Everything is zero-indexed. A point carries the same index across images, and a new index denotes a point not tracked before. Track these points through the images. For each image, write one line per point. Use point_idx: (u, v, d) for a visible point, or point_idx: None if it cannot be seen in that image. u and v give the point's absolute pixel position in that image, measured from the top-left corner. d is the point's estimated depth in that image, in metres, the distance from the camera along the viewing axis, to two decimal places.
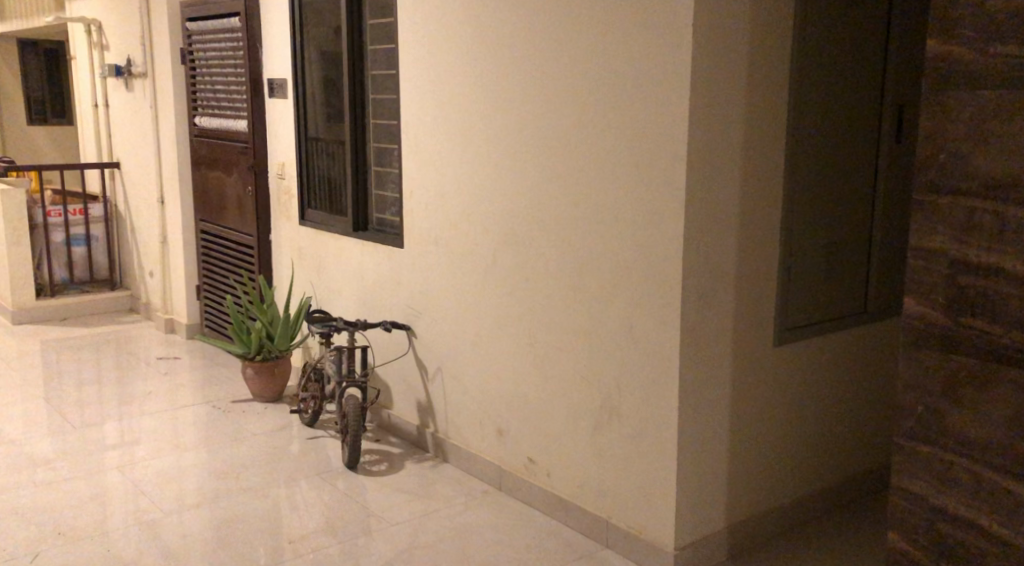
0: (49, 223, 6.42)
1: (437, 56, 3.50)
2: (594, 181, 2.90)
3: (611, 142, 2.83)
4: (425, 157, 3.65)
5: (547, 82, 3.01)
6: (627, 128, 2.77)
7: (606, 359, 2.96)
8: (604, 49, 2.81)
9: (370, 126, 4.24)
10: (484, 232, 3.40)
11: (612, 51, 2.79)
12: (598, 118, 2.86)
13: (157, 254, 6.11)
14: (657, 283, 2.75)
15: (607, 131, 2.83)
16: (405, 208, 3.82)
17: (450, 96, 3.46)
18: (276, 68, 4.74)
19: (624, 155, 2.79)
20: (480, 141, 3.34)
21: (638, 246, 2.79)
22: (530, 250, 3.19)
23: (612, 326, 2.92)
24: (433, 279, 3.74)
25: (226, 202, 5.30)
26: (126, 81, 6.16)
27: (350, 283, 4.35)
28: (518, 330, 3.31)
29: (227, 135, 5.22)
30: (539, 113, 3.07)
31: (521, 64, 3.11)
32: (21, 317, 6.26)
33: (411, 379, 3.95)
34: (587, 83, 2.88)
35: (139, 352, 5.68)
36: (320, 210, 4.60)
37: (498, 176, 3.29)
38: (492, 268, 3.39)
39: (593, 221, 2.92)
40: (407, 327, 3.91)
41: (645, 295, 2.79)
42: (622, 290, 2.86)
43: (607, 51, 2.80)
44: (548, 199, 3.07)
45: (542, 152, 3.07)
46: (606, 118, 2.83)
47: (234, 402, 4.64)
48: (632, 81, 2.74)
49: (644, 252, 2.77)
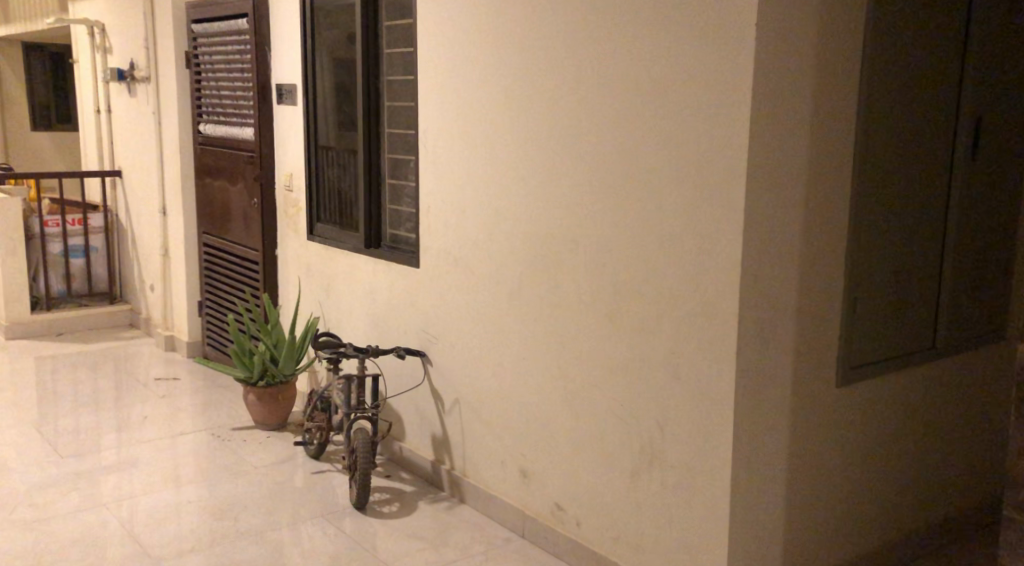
0: (47, 234, 6.15)
1: (460, 61, 3.20)
2: (637, 200, 2.59)
3: (657, 156, 2.52)
4: (445, 172, 3.35)
5: (584, 90, 2.71)
6: (676, 141, 2.46)
7: (648, 399, 2.64)
8: (650, 53, 2.50)
9: (385, 135, 3.94)
10: (510, 254, 3.09)
11: (659, 56, 2.48)
12: (643, 129, 2.55)
13: (159, 268, 5.82)
14: (709, 316, 2.43)
15: (653, 145, 2.52)
16: (423, 226, 3.51)
17: (475, 104, 3.16)
18: (285, 74, 4.45)
19: (672, 172, 2.48)
20: (507, 152, 3.04)
21: (688, 273, 2.47)
22: (561, 275, 2.88)
23: (655, 361, 2.60)
24: (453, 303, 3.43)
25: (231, 215, 5.01)
26: (129, 87, 5.89)
27: (361, 304, 4.04)
28: (547, 361, 3.00)
29: (232, 143, 4.93)
30: (574, 123, 2.76)
31: (554, 70, 2.81)
32: (14, 332, 5.97)
33: (426, 411, 3.63)
34: (629, 90, 2.57)
35: (136, 372, 5.38)
36: (329, 224, 4.29)
37: (526, 193, 2.98)
38: (517, 294, 3.09)
39: (635, 244, 2.61)
40: (422, 354, 3.60)
41: (695, 329, 2.47)
42: (668, 322, 2.54)
43: (654, 55, 2.50)
44: (585, 218, 2.76)
45: (576, 167, 2.77)
46: (651, 130, 2.53)
47: (235, 430, 4.33)
48: (683, 88, 2.43)
49: (693, 281, 2.46)
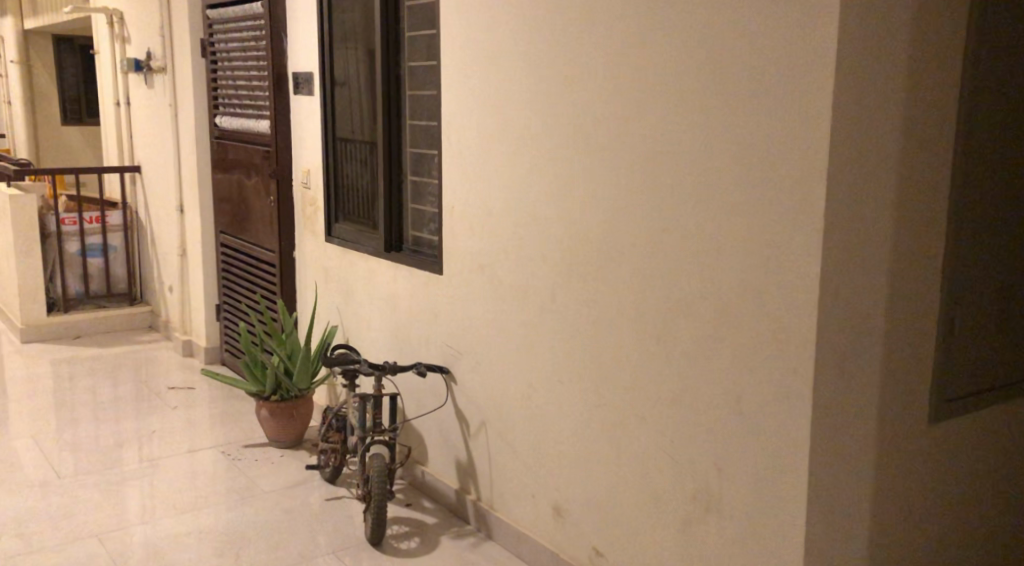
0: (63, 232, 5.88)
1: (486, 42, 2.83)
2: (691, 201, 2.20)
3: (717, 150, 2.12)
4: (469, 167, 2.98)
5: (628, 72, 2.32)
6: (739, 130, 2.06)
7: (703, 435, 2.24)
8: (706, 27, 2.11)
9: (407, 128, 3.57)
10: (543, 263, 2.71)
11: (718, 30, 2.08)
12: (698, 118, 2.15)
13: (177, 268, 5.53)
14: (778, 344, 2.03)
15: (711, 137, 2.13)
16: (447, 228, 3.15)
17: (503, 91, 2.78)
18: (301, 62, 4.11)
19: (733, 170, 2.08)
20: (539, 145, 2.66)
21: (752, 289, 2.07)
22: (602, 288, 2.49)
23: (712, 391, 2.20)
24: (479, 315, 3.06)
25: (248, 213, 4.68)
26: (146, 78, 5.60)
27: (380, 313, 3.69)
28: (584, 385, 2.62)
29: (248, 136, 4.60)
30: (616, 110, 2.37)
31: (593, 50, 2.42)
32: (29, 334, 5.71)
33: (450, 434, 3.26)
34: (683, 72, 2.17)
35: (151, 380, 5.09)
36: (348, 224, 3.94)
37: (562, 192, 2.60)
38: (550, 306, 2.71)
39: (688, 255, 2.22)
40: (444, 371, 3.24)
41: (760, 356, 2.07)
42: (728, 348, 2.14)
43: (712, 30, 2.10)
44: (629, 223, 2.37)
45: (619, 163, 2.38)
46: (708, 119, 2.13)
47: (248, 447, 4.00)
48: (747, 68, 2.03)
49: (758, 300, 2.06)
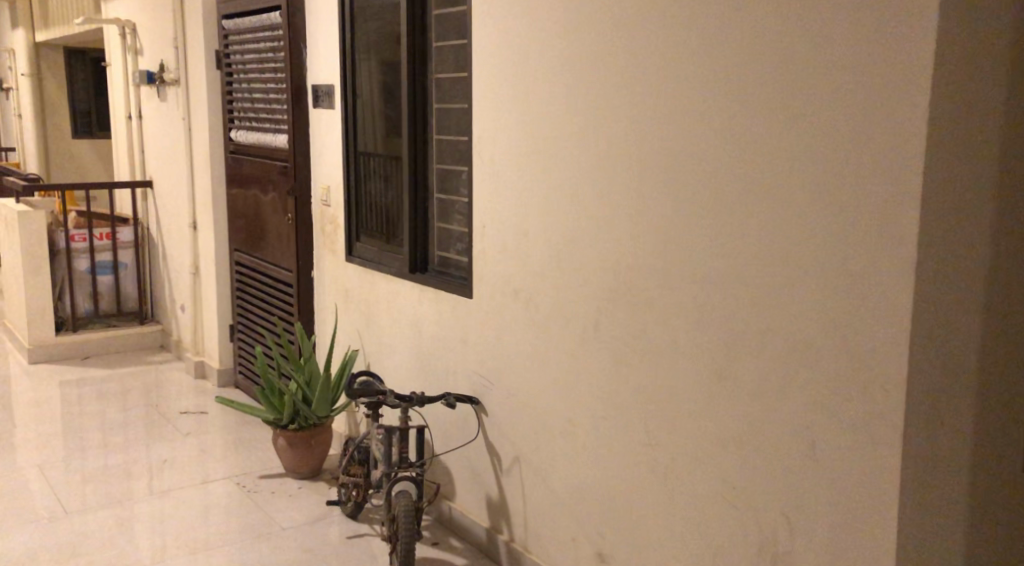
0: (73, 249, 5.72)
1: (527, 53, 2.65)
2: (765, 225, 2.02)
3: (796, 172, 1.95)
4: (506, 186, 2.80)
5: (693, 86, 2.15)
6: (823, 149, 1.89)
7: (774, 480, 2.06)
8: (784, 39, 1.94)
9: (434, 142, 3.39)
10: (588, 289, 2.52)
11: (798, 40, 1.92)
12: (775, 136, 1.98)
13: (189, 287, 5.36)
14: (866, 383, 1.86)
15: (789, 157, 1.96)
16: (478, 250, 2.96)
17: (546, 105, 2.60)
18: (322, 74, 3.93)
19: (814, 194, 1.92)
20: (587, 163, 2.47)
21: (834, 323, 1.90)
22: (658, 318, 2.31)
23: (788, 433, 2.02)
24: (514, 343, 2.87)
25: (265, 230, 4.50)
26: (159, 91, 5.44)
27: (404, 338, 3.50)
28: (636, 421, 2.44)
29: (265, 151, 4.42)
30: (677, 127, 2.20)
31: (652, 62, 2.25)
32: (37, 355, 5.54)
33: (481, 469, 3.07)
34: (757, 86, 2.00)
35: (163, 404, 4.91)
36: (370, 244, 3.75)
37: (611, 214, 2.41)
38: (597, 336, 2.52)
39: (752, 283, 2.06)
40: (475, 402, 3.04)
41: (844, 397, 1.90)
42: (803, 386, 1.98)
43: (791, 40, 1.93)
44: (689, 247, 2.20)
45: (680, 183, 2.20)
46: (786, 137, 1.96)
47: (265, 479, 3.81)
48: (832, 82, 1.86)
49: (842, 336, 1.89)
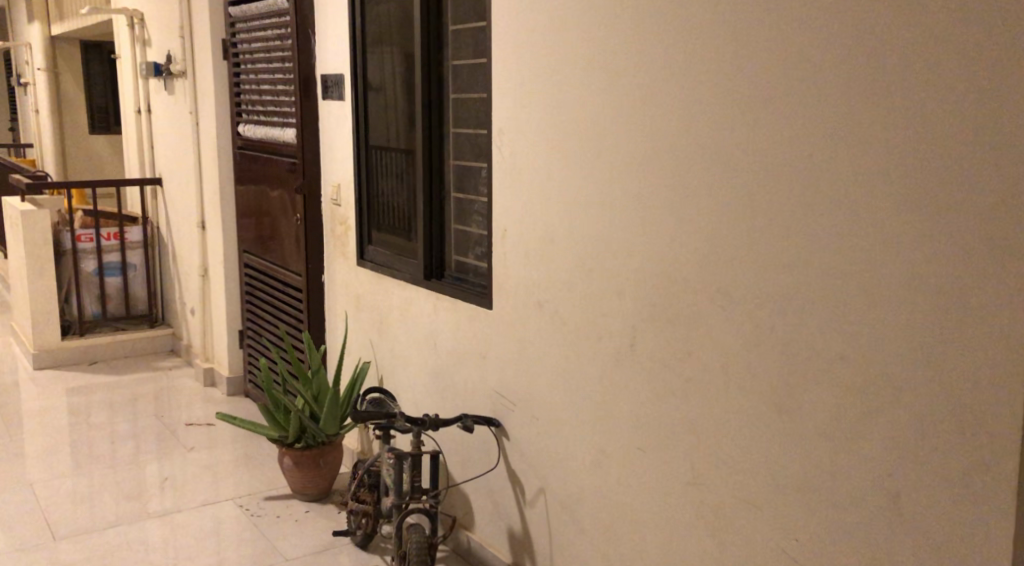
0: (80, 249, 5.47)
1: (561, 39, 2.38)
2: (841, 233, 1.75)
3: (883, 169, 1.67)
4: (532, 185, 2.53)
5: (758, 72, 1.88)
6: (920, 144, 1.61)
7: (854, 526, 1.78)
8: (867, 19, 1.67)
9: (451, 136, 3.10)
10: (624, 303, 2.25)
11: (884, 20, 1.65)
12: (856, 131, 1.71)
13: (198, 289, 5.10)
14: (971, 417, 1.57)
15: (873, 156, 1.68)
16: (498, 254, 2.70)
17: (579, 97, 2.33)
18: (330, 64, 3.65)
19: (909, 196, 1.64)
20: (627, 160, 2.21)
21: (931, 349, 1.62)
22: (708, 337, 2.04)
23: (864, 476, 1.75)
24: (539, 359, 2.58)
25: (273, 231, 4.22)
26: (167, 84, 5.18)
27: (419, 350, 3.21)
28: (682, 452, 2.15)
29: (273, 145, 4.14)
30: (736, 121, 1.93)
31: (707, 47, 1.98)
32: (42, 360, 5.30)
33: (503, 498, 2.78)
34: (839, 71, 1.72)
35: (170, 413, 4.66)
36: (382, 246, 3.47)
37: (658, 219, 2.14)
38: (633, 356, 2.25)
39: (835, 299, 1.77)
40: (496, 424, 2.75)
41: (941, 433, 1.62)
42: (893, 420, 1.69)
43: (877, 19, 1.65)
44: (757, 256, 1.92)
45: (740, 184, 1.94)
46: (870, 133, 1.69)
47: (270, 501, 3.54)
48: (928, 70, 1.59)
49: (940, 363, 1.61)
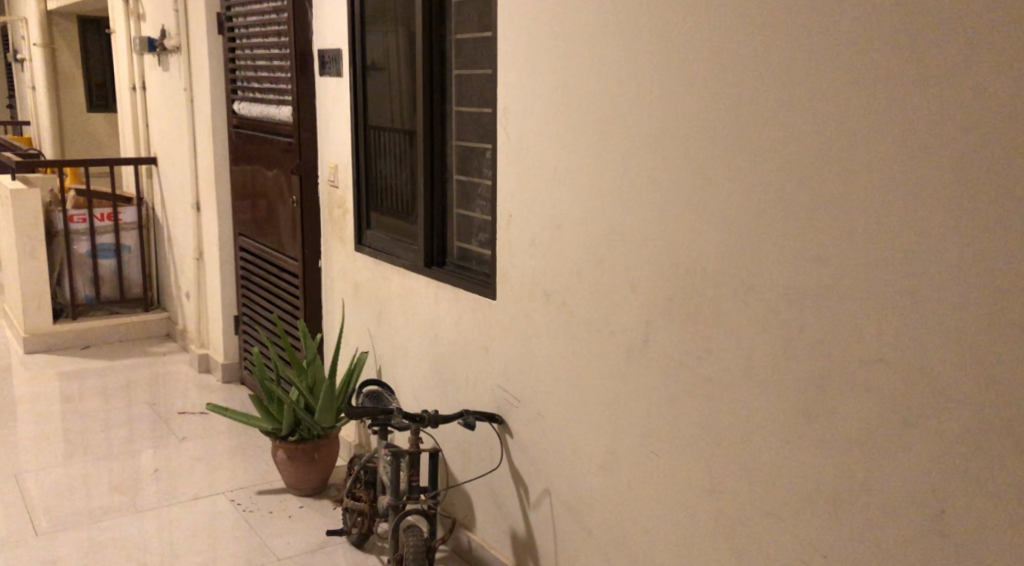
0: (72, 231, 5.32)
1: (574, 11, 2.21)
2: (881, 223, 1.59)
3: (932, 154, 1.51)
4: (540, 169, 2.37)
5: (792, 46, 1.71)
6: (976, 126, 1.46)
7: (890, 544, 1.63)
8: None
9: (453, 114, 2.93)
10: (638, 297, 2.10)
11: None
12: (902, 112, 1.55)
13: (193, 273, 4.95)
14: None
15: (922, 140, 1.53)
16: (503, 241, 2.55)
17: (592, 74, 2.17)
18: (328, 39, 3.48)
19: (962, 184, 1.48)
20: (643, 142, 2.05)
21: (984, 352, 1.47)
22: (730, 335, 1.89)
23: (904, 490, 1.60)
24: (545, 353, 2.42)
25: (269, 213, 4.06)
26: (161, 60, 5.01)
27: (418, 340, 3.06)
28: (698, 457, 1.99)
29: (269, 124, 3.98)
30: (765, 101, 1.77)
31: (735, 20, 1.81)
32: (33, 345, 5.16)
33: (505, 498, 2.63)
34: (884, 46, 1.56)
35: (163, 401, 4.52)
36: (380, 231, 3.31)
37: (678, 207, 1.98)
38: (646, 353, 2.09)
39: (873, 295, 1.61)
40: (498, 421, 2.60)
41: (993, 446, 1.47)
42: (937, 429, 1.54)
43: None
44: (785, 248, 1.76)
45: (770, 169, 1.77)
46: (917, 115, 1.53)
47: (264, 495, 3.40)
48: (987, 44, 1.43)
49: (994, 368, 1.46)
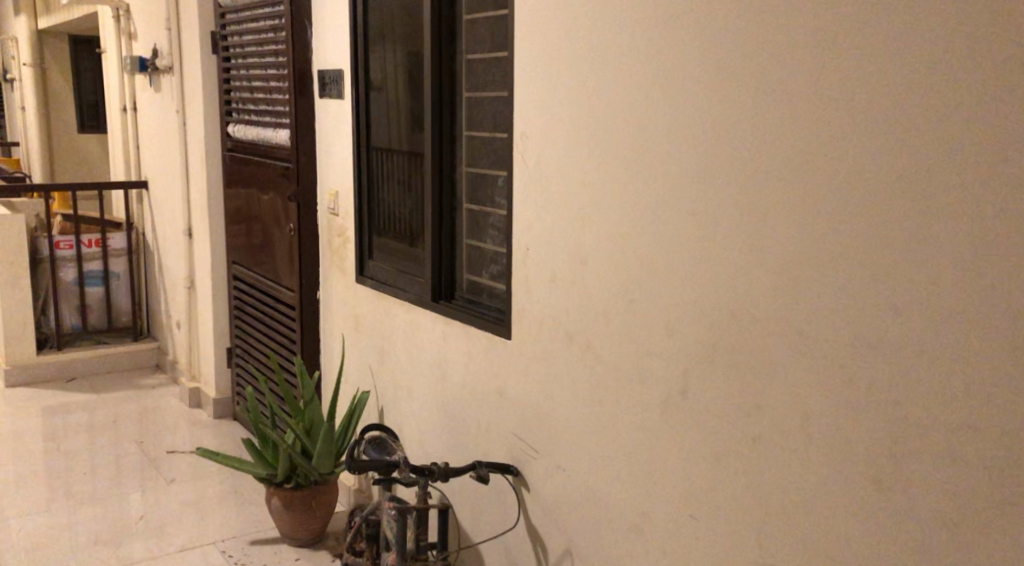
0: (59, 257, 5.10)
1: (601, 28, 2.02)
2: (968, 269, 1.39)
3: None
4: (561, 199, 2.17)
5: (859, 67, 1.51)
6: None
7: None
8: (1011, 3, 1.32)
9: (463, 138, 2.73)
10: (675, 343, 1.89)
11: None
12: (994, 143, 1.35)
13: (184, 302, 4.74)
14: None
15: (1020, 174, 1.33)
16: (519, 278, 2.34)
17: (622, 98, 1.97)
18: (329, 59, 3.28)
19: None
20: (680, 174, 1.85)
21: None
22: (783, 389, 1.68)
23: None
24: (566, 401, 2.21)
25: (265, 241, 3.86)
26: (153, 80, 4.81)
27: (423, 382, 2.85)
28: (742, 526, 1.78)
29: (265, 148, 3.78)
30: (826, 126, 1.57)
31: (790, 37, 1.62)
32: (16, 377, 4.93)
33: (520, 558, 2.42)
34: (968, 71, 1.37)
35: (151, 438, 4.30)
36: (383, 261, 3.10)
37: (721, 246, 1.77)
38: (684, 405, 1.89)
39: (956, 353, 1.42)
40: (513, 473, 2.39)
41: None
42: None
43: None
44: (849, 294, 1.56)
45: (831, 205, 1.57)
46: (1012, 148, 1.33)
47: (257, 547, 3.17)
48: None
49: None
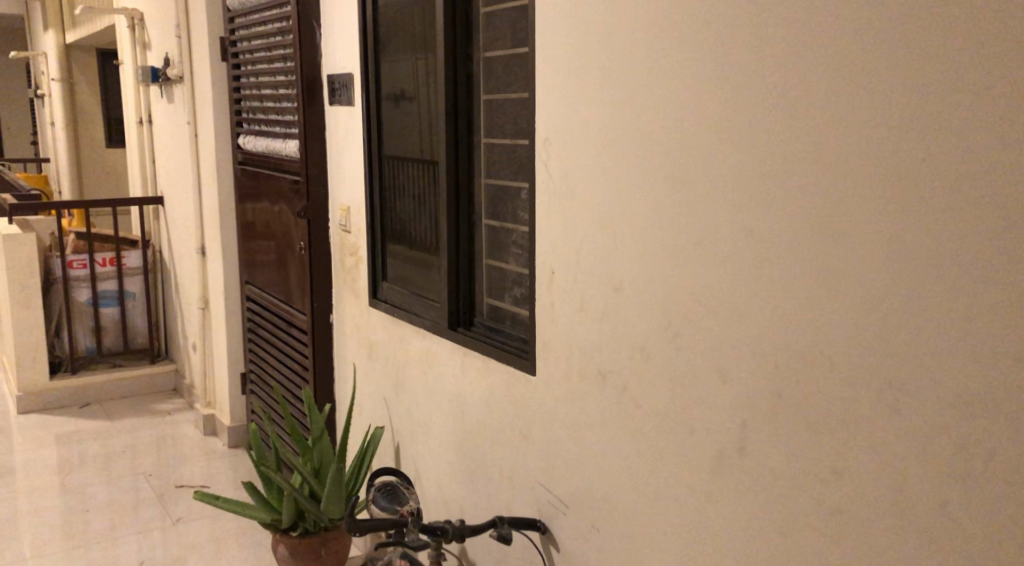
0: (72, 277, 4.90)
1: (635, 18, 1.71)
2: None
3: None
4: (591, 217, 1.86)
5: (974, 53, 1.18)
6: None
7: None
8: None
9: (482, 146, 2.43)
10: (729, 391, 1.57)
11: None
12: None
13: (198, 324, 4.50)
14: None
15: None
16: (543, 305, 2.04)
17: (661, 97, 1.66)
18: (338, 62, 3.00)
19: None
20: (732, 186, 1.53)
21: None
22: (869, 453, 1.35)
23: None
24: (599, 451, 1.90)
25: (277, 260, 3.59)
26: (166, 90, 4.58)
27: (440, 418, 2.55)
28: None
29: (276, 160, 3.51)
30: (922, 129, 1.25)
31: (869, 17, 1.30)
32: (26, 403, 4.72)
33: None
34: None
35: (162, 469, 4.05)
36: (397, 283, 2.81)
37: (781, 274, 1.46)
38: (739, 462, 1.57)
39: None
40: (539, 527, 2.09)
41: None
42: None
43: None
44: (952, 337, 1.23)
45: (930, 226, 1.25)
46: None
47: None
48: None
49: None
